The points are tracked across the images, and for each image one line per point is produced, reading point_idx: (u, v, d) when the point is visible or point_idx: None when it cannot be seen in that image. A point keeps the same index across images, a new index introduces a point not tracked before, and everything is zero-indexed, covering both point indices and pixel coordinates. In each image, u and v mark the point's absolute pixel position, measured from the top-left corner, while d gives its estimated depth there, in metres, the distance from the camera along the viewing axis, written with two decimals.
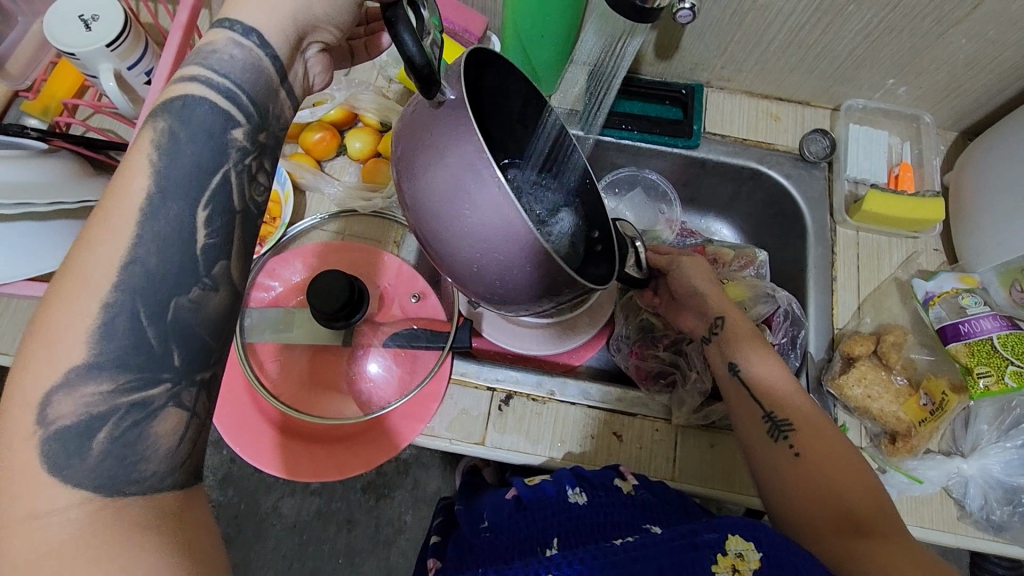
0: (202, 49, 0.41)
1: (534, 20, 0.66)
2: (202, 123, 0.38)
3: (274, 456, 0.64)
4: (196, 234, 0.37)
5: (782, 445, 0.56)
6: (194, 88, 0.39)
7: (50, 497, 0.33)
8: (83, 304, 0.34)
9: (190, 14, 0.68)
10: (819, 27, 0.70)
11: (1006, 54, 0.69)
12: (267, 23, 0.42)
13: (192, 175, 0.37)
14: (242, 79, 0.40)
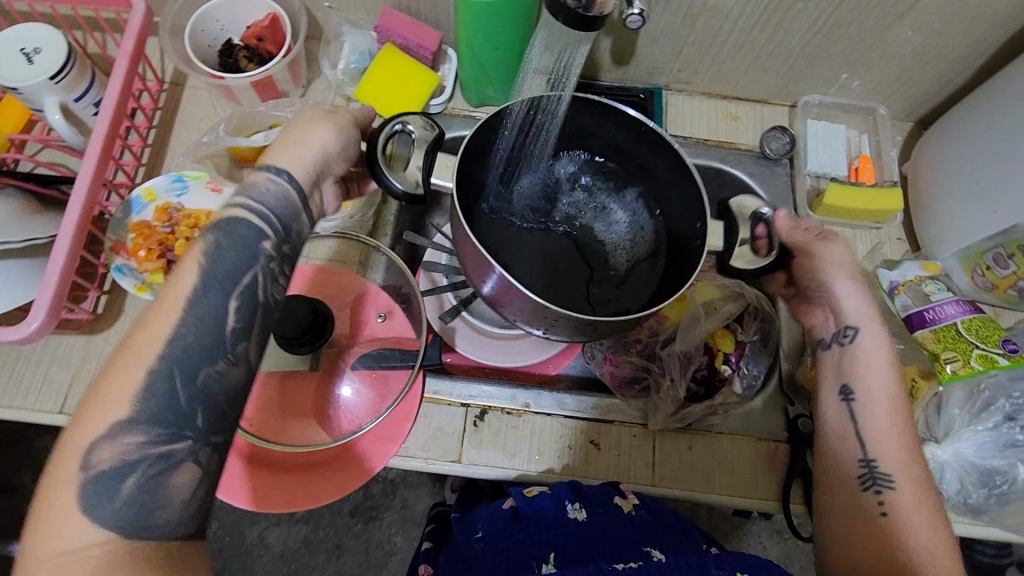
0: (245, 184, 0.46)
1: (487, 32, 0.66)
2: (240, 242, 0.43)
3: (246, 489, 0.62)
4: (226, 321, 0.41)
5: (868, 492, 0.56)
6: (241, 212, 0.44)
7: (71, 535, 0.37)
8: (129, 372, 0.39)
9: (136, 41, 0.67)
10: (769, 27, 0.71)
11: (952, 44, 0.70)
12: (297, 165, 0.48)
13: (230, 275, 0.42)
14: (276, 206, 0.45)
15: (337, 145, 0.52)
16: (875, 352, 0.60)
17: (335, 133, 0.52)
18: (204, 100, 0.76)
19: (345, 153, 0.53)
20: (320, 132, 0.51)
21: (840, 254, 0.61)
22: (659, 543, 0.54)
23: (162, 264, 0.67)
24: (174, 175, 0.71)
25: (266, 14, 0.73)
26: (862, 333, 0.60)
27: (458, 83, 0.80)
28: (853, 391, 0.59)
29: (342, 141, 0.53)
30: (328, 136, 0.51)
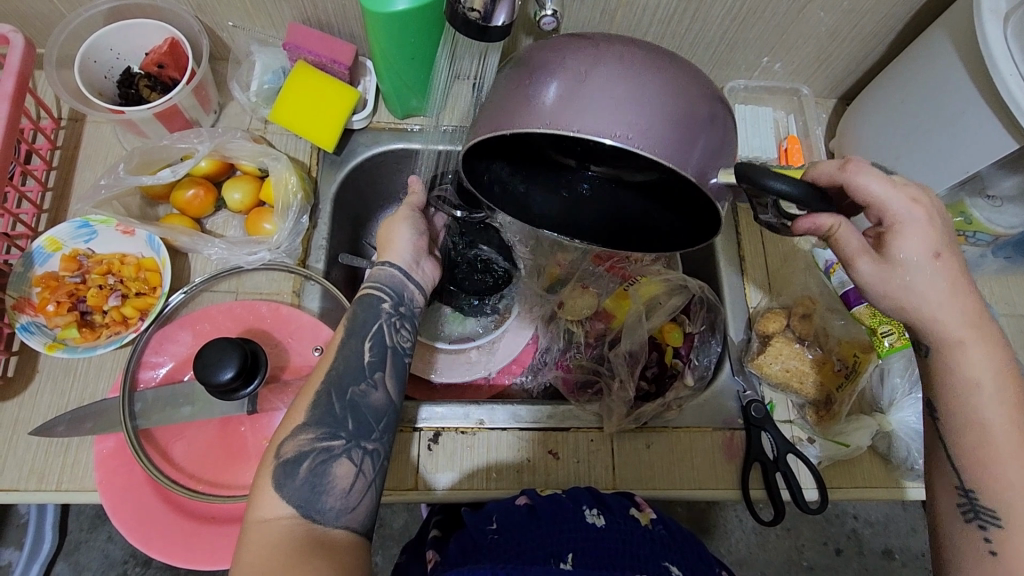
0: (371, 274, 0.59)
1: (399, 46, 0.64)
2: (371, 312, 0.56)
3: (189, 547, 0.58)
4: (364, 360, 0.53)
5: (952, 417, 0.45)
6: (371, 292, 0.57)
7: (269, 507, 0.46)
8: (306, 394, 0.51)
9: (18, 80, 0.61)
10: (687, 16, 0.71)
11: (864, 21, 0.72)
12: (398, 255, 0.60)
13: (362, 326, 0.55)
14: (398, 284, 0.58)
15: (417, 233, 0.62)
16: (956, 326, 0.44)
17: (412, 218, 0.63)
18: (108, 135, 0.71)
19: (426, 235, 0.64)
20: (403, 221, 0.62)
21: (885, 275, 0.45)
22: (675, 557, 0.54)
23: (75, 317, 0.63)
24: (80, 221, 0.65)
25: (165, 39, 0.68)
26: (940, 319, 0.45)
27: (380, 96, 0.77)
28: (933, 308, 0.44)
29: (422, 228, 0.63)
30: (409, 223, 0.62)
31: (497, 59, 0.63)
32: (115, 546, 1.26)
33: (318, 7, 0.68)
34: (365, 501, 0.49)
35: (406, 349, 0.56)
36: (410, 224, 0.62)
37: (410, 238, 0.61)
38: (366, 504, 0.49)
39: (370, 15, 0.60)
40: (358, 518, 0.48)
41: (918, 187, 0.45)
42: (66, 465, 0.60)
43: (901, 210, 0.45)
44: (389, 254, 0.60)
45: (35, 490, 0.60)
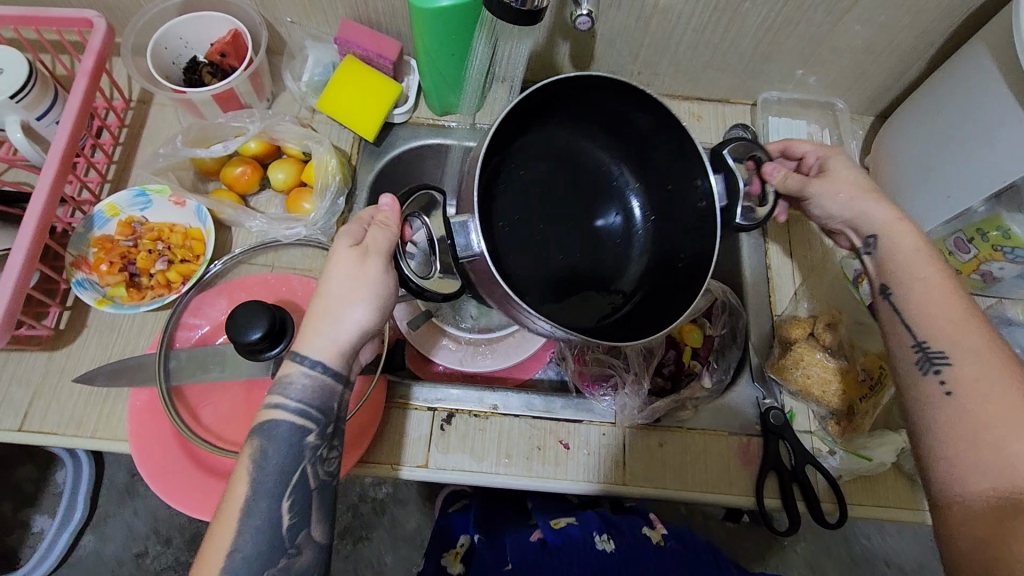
0: (280, 380, 0.49)
1: (440, 41, 0.68)
2: (285, 444, 0.48)
3: (205, 501, 0.60)
4: (282, 521, 0.47)
5: (930, 379, 0.47)
6: (279, 418, 0.49)
7: None
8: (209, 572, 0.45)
9: (97, 60, 0.68)
10: (721, 26, 0.72)
11: (902, 35, 0.71)
12: (326, 351, 0.49)
13: (271, 490, 0.47)
14: (312, 401, 0.49)
15: (372, 314, 0.50)
16: (909, 256, 0.51)
17: (367, 284, 0.50)
18: (171, 116, 0.76)
19: (382, 312, 0.51)
20: (353, 285, 0.49)
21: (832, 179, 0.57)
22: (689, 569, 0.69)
23: (124, 277, 0.67)
24: (137, 190, 0.70)
25: (228, 30, 0.74)
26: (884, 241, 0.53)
27: (421, 93, 0.81)
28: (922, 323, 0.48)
29: (378, 303, 0.50)
30: (358, 292, 0.49)
31: (532, 45, 0.69)
32: (140, 520, 1.30)
33: (368, 6, 0.72)
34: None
35: (331, 482, 0.51)
36: (359, 295, 0.49)
37: (351, 311, 0.49)
38: None
39: (414, 10, 0.64)
40: None
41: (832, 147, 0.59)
42: (102, 414, 0.64)
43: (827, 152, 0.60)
44: (323, 321, 0.49)
45: (73, 435, 0.63)
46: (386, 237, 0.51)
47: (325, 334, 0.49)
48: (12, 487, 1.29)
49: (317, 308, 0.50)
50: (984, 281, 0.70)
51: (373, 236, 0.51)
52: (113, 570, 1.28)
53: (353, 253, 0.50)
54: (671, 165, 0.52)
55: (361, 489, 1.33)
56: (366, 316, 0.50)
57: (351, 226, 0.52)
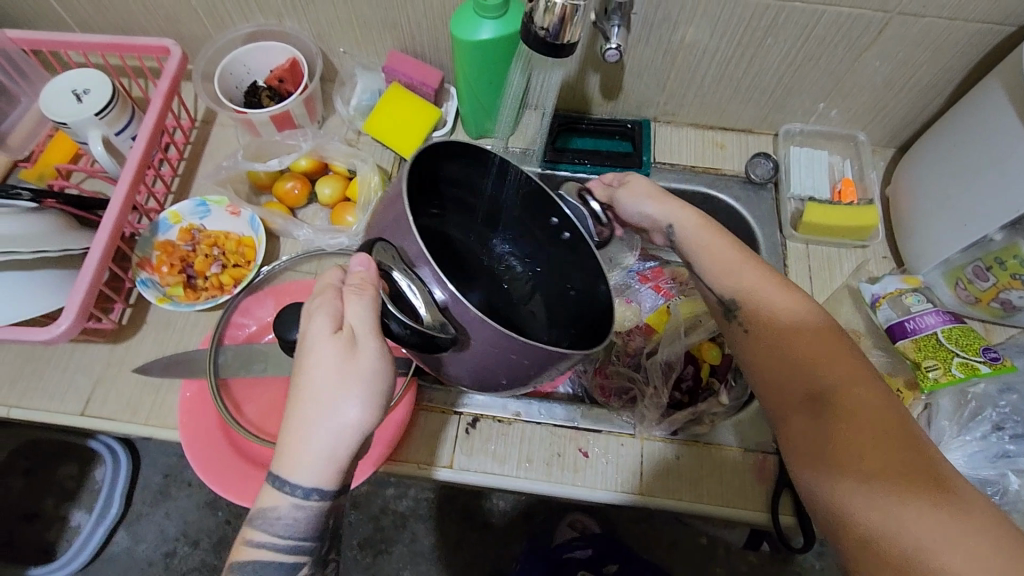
0: (266, 513, 0.48)
1: (479, 71, 0.73)
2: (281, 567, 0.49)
3: (244, 487, 0.64)
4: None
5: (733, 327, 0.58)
6: (270, 548, 0.49)
7: None
8: None
9: (171, 82, 0.76)
10: (743, 60, 0.77)
11: (920, 72, 0.74)
12: (315, 475, 0.47)
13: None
14: (303, 529, 0.49)
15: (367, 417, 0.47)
16: (696, 234, 0.62)
17: (344, 383, 0.46)
18: (231, 135, 0.84)
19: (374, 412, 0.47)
20: (327, 385, 0.46)
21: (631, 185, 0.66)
22: None
23: (182, 278, 0.74)
24: (198, 200, 0.77)
25: (287, 58, 0.81)
26: (678, 226, 0.63)
27: (459, 118, 0.87)
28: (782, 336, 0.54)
29: (366, 406, 0.46)
30: (334, 392, 0.46)
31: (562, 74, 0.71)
32: (170, 523, 1.35)
33: (416, 37, 0.79)
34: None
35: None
36: (336, 396, 0.46)
37: (331, 419, 0.46)
38: None
39: (458, 42, 0.70)
40: None
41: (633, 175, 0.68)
42: (155, 404, 0.69)
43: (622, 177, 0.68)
44: (303, 427, 0.46)
45: (129, 421, 0.69)
46: (366, 310, 0.46)
47: (304, 450, 0.46)
48: (55, 483, 1.35)
49: (301, 414, 0.46)
50: (1004, 310, 0.70)
51: (346, 315, 0.46)
52: (142, 570, 1.33)
53: (335, 340, 0.46)
54: (534, 209, 0.62)
55: (383, 502, 1.35)
56: (346, 423, 0.46)
57: (323, 301, 0.47)
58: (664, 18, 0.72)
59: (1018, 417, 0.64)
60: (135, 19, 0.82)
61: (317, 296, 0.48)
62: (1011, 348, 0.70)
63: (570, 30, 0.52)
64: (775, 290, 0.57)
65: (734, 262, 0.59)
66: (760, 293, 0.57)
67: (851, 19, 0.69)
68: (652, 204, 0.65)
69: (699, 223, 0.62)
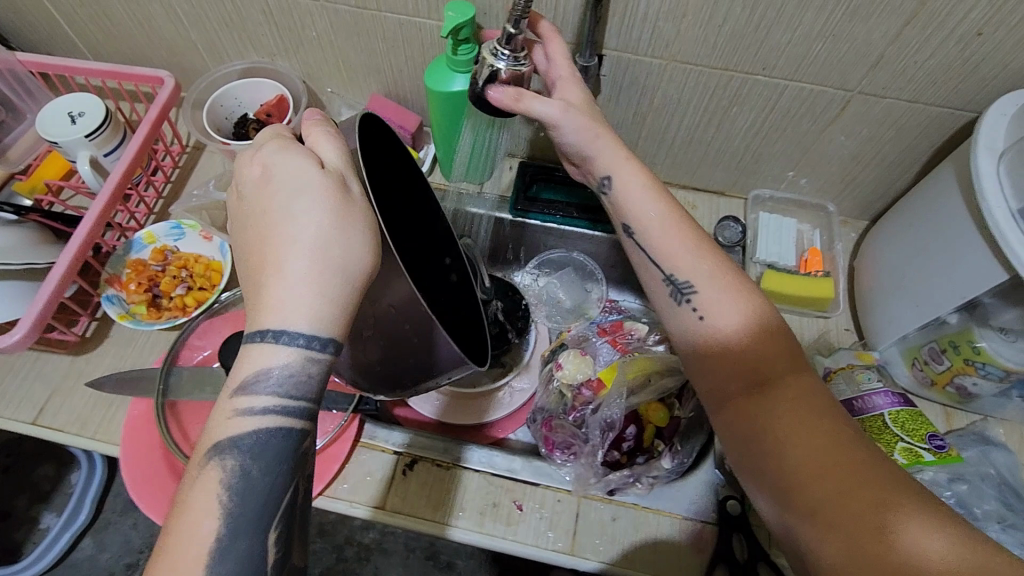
0: (257, 372, 0.42)
1: (452, 119, 0.76)
2: (266, 454, 0.42)
3: None
4: (267, 557, 0.42)
5: (684, 309, 0.57)
6: (253, 420, 0.42)
7: None
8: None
9: (160, 110, 0.79)
10: (711, 126, 0.78)
11: (886, 150, 0.74)
12: (312, 322, 0.42)
13: (257, 519, 0.41)
14: (296, 391, 0.43)
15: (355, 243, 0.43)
16: (638, 215, 0.59)
17: (340, 216, 0.43)
18: (217, 164, 0.88)
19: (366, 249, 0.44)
20: (316, 221, 0.43)
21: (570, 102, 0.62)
22: None
23: (147, 297, 0.76)
24: (174, 223, 0.80)
25: (274, 95, 0.85)
26: (616, 179, 0.61)
27: (436, 162, 0.90)
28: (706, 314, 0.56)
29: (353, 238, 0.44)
30: (322, 226, 0.43)
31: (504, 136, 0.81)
32: (136, 534, 1.35)
33: (397, 84, 0.83)
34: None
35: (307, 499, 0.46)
36: (325, 227, 0.43)
37: (320, 252, 0.43)
38: None
39: (431, 93, 0.73)
40: None
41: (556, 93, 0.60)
42: (105, 419, 0.71)
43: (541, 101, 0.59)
44: (289, 269, 0.42)
45: (76, 434, 0.70)
46: (333, 145, 0.47)
47: (293, 287, 0.42)
48: (30, 483, 1.36)
49: (274, 270, 0.43)
50: (960, 395, 0.69)
51: (322, 155, 0.46)
52: None
53: (326, 178, 0.44)
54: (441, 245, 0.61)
55: (349, 532, 1.34)
56: (347, 253, 0.43)
57: (286, 146, 0.46)
58: (632, 82, 0.74)
59: (964, 510, 0.61)
60: (138, 50, 0.87)
61: (275, 146, 0.46)
62: (967, 436, 0.68)
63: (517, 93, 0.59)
64: (737, 303, 0.55)
65: (676, 247, 0.58)
66: (719, 305, 0.55)
67: (813, 95, 0.70)
68: (595, 148, 0.61)
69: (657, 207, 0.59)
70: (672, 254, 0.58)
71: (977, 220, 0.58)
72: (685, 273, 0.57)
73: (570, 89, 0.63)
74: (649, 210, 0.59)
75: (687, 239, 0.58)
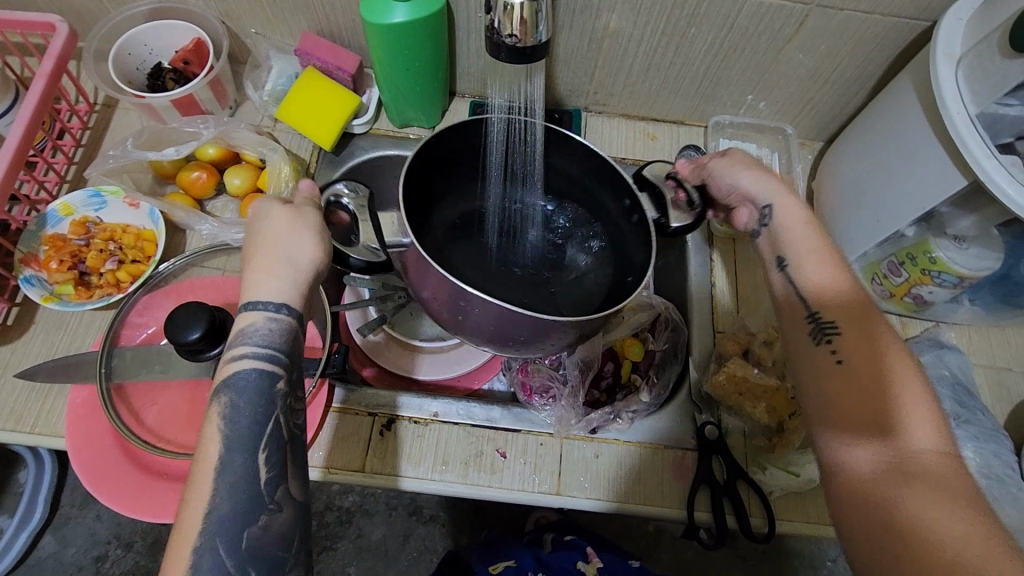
0: (240, 330, 0.47)
1: (396, 56, 0.70)
2: (255, 391, 0.45)
3: (138, 498, 0.61)
4: (259, 474, 0.44)
5: (822, 349, 0.50)
6: (241, 368, 0.46)
7: None
8: (182, 545, 0.42)
9: (56, 62, 0.69)
10: (669, 50, 0.75)
11: (844, 66, 0.74)
12: (283, 294, 0.48)
13: (249, 434, 0.44)
14: (275, 344, 0.47)
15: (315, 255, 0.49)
16: (799, 227, 0.56)
17: (297, 231, 0.49)
18: (134, 121, 0.79)
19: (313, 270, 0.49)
20: (273, 238, 0.48)
21: (733, 159, 0.62)
22: None
23: (73, 275, 0.69)
24: (92, 191, 0.72)
25: (191, 39, 0.76)
26: (777, 207, 0.58)
27: (381, 106, 0.83)
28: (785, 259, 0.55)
29: (316, 252, 0.49)
30: (280, 235, 0.48)
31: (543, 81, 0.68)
32: (101, 525, 1.29)
33: (330, 19, 0.75)
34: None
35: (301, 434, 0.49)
36: (282, 233, 0.49)
37: (279, 257, 0.48)
38: None
39: (368, 26, 0.66)
40: None
41: (733, 158, 0.62)
42: (42, 410, 0.65)
43: (767, 195, 0.58)
44: (253, 277, 0.48)
45: (11, 429, 0.64)
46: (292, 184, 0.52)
47: (263, 282, 0.47)
48: None
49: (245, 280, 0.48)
50: (916, 304, 0.71)
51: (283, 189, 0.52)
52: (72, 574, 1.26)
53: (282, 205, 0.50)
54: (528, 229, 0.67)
55: (328, 497, 1.33)
56: (301, 252, 0.49)
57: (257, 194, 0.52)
58: (585, 5, 0.69)
59: None
60: None
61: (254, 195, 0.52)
62: (923, 342, 0.71)
63: (536, 31, 0.48)
64: (810, 234, 0.56)
65: (822, 282, 0.52)
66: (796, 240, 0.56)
67: (773, 11, 0.67)
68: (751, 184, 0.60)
69: (814, 246, 0.55)
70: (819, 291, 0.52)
71: (937, 130, 0.58)
72: (833, 316, 0.51)
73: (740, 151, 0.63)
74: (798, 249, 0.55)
75: (843, 281, 0.53)
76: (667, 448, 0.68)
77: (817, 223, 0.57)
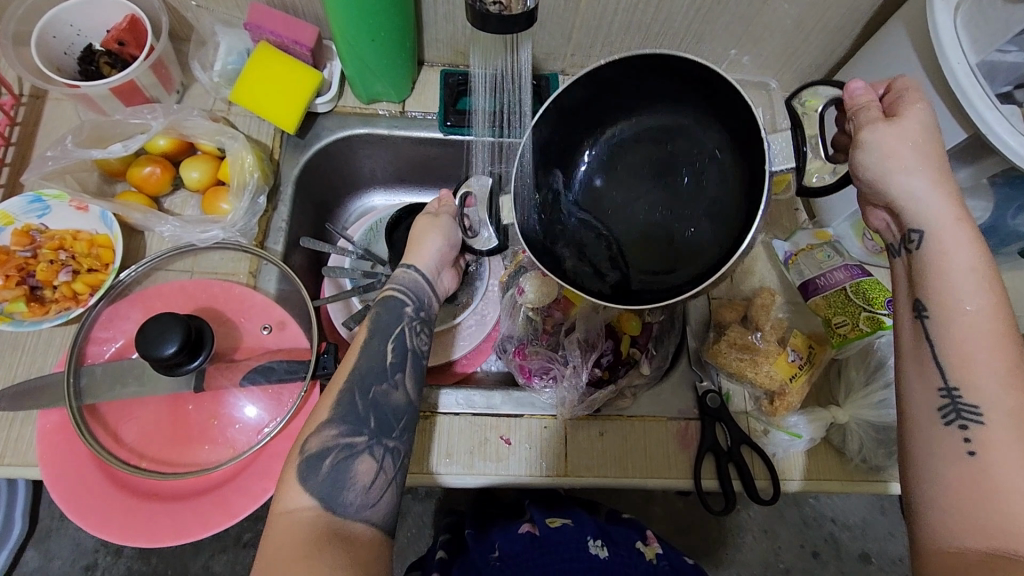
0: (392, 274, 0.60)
1: (360, 27, 0.64)
2: (390, 315, 0.57)
3: (128, 525, 0.57)
4: (386, 359, 0.54)
5: (953, 435, 0.42)
6: (393, 295, 0.58)
7: (291, 498, 0.47)
8: (329, 396, 0.52)
9: None
10: (652, 6, 0.70)
11: (829, 15, 0.71)
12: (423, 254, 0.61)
13: (387, 328, 0.56)
14: (412, 288, 0.59)
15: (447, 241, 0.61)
16: (957, 271, 0.44)
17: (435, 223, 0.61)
18: (69, 113, 0.71)
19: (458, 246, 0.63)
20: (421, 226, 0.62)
21: (900, 129, 0.47)
22: None
23: (23, 291, 0.63)
24: (32, 195, 0.65)
25: (124, 15, 0.68)
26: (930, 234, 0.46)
27: (344, 82, 0.77)
28: (928, 305, 0.45)
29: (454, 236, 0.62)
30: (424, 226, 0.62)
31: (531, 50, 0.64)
32: (86, 536, 1.24)
33: None
34: (386, 498, 0.49)
35: (425, 352, 0.58)
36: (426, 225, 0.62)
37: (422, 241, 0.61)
38: (385, 500, 0.49)
39: None
40: (379, 512, 0.49)
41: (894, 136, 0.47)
42: (9, 439, 0.60)
43: (916, 203, 0.47)
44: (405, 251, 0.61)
45: None
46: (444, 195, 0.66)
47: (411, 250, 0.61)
48: None
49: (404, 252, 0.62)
50: None
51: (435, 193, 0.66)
52: None
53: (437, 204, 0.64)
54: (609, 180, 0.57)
55: None
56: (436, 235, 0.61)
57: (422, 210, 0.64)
58: None
59: None
60: None
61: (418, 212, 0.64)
62: None
63: None
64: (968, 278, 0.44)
65: (977, 356, 0.42)
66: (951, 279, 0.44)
67: None
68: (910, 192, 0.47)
69: (973, 288, 0.43)
70: (970, 362, 0.42)
71: (936, 81, 0.57)
72: (980, 397, 0.42)
73: (914, 111, 0.48)
74: (966, 304, 0.43)
75: (1005, 364, 0.42)
76: (670, 421, 0.68)
77: (993, 268, 0.44)
